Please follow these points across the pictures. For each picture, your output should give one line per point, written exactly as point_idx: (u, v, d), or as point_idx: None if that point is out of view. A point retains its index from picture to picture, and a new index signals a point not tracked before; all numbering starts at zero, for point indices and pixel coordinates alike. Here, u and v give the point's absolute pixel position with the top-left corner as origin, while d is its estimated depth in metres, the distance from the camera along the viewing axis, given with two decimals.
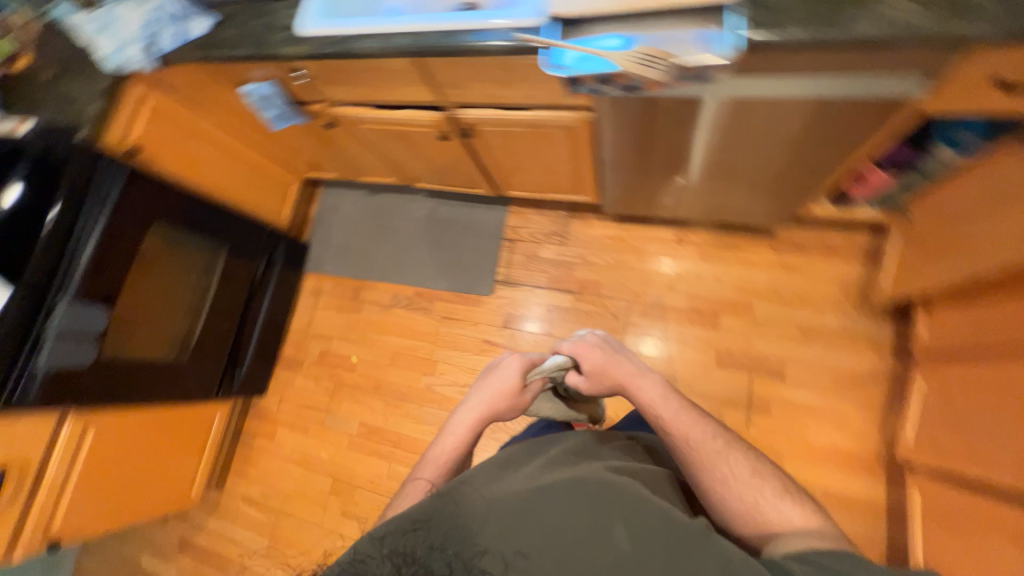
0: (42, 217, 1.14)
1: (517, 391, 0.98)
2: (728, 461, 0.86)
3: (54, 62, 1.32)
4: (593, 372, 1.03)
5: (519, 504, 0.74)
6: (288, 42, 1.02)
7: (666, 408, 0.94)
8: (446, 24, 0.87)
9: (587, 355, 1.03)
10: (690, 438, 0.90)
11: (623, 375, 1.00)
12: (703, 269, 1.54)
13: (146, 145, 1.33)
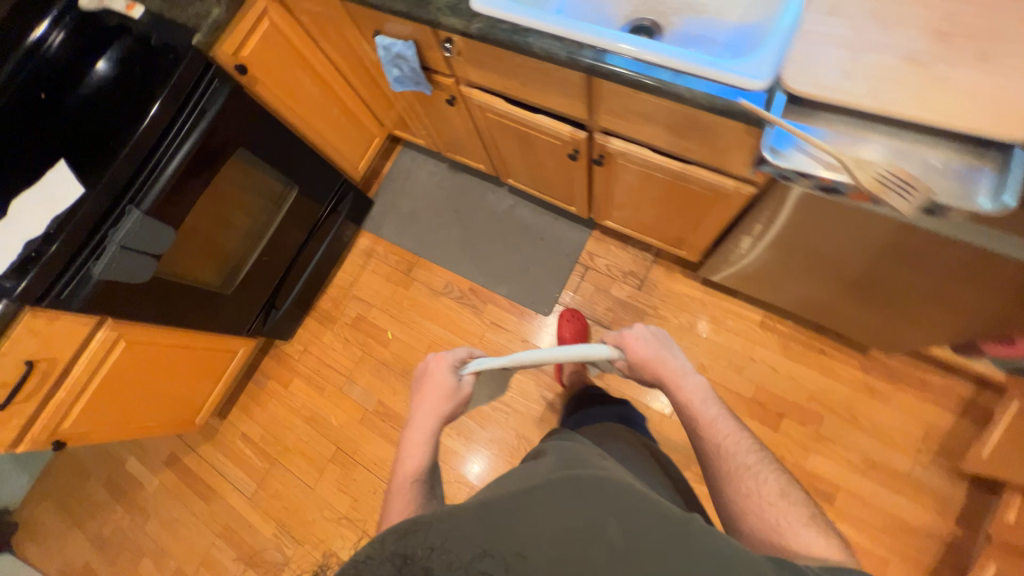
0: (135, 117, 1.04)
1: (453, 390, 0.92)
2: (756, 476, 0.76)
3: None
4: (635, 366, 0.93)
5: (503, 503, 0.58)
6: (453, 12, 0.90)
7: (701, 410, 0.85)
8: (650, 54, 0.76)
9: (636, 345, 0.93)
10: (719, 447, 0.80)
11: (666, 373, 0.90)
12: (779, 363, 1.43)
13: (254, 65, 1.22)
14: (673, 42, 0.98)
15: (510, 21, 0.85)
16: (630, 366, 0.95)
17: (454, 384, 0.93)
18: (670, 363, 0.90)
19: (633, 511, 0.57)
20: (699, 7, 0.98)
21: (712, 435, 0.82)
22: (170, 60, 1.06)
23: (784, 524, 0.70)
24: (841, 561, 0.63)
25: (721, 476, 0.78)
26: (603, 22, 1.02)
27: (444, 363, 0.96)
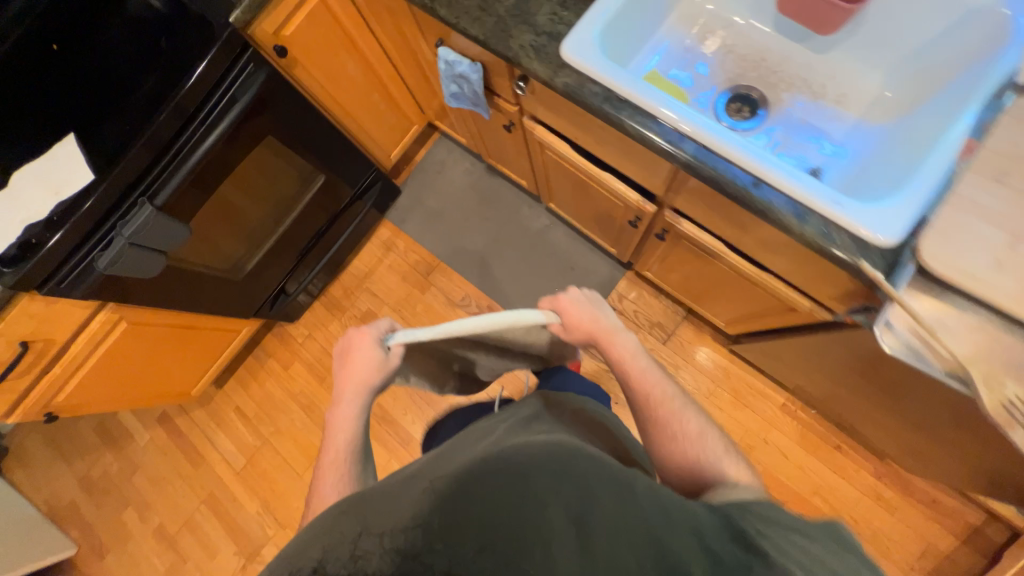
0: (156, 101, 0.92)
1: (380, 365, 0.76)
2: (689, 423, 0.74)
3: None
4: (565, 330, 0.79)
5: (467, 481, 0.52)
6: (538, 56, 0.76)
7: (635, 366, 0.77)
8: (767, 169, 0.65)
9: (570, 307, 0.77)
10: (654, 400, 0.76)
11: (598, 331, 0.78)
12: (793, 451, 1.39)
13: (295, 47, 1.08)
14: (779, 126, 0.85)
15: (604, 83, 0.72)
16: (561, 327, 0.79)
17: (382, 360, 0.77)
18: (603, 321, 0.78)
19: (601, 479, 0.53)
20: (818, 88, 0.85)
21: (647, 392, 0.77)
22: (201, 37, 0.92)
23: (707, 462, 0.70)
24: (770, 499, 0.64)
25: (648, 424, 0.76)
26: (704, 84, 0.90)
27: (366, 336, 0.78)
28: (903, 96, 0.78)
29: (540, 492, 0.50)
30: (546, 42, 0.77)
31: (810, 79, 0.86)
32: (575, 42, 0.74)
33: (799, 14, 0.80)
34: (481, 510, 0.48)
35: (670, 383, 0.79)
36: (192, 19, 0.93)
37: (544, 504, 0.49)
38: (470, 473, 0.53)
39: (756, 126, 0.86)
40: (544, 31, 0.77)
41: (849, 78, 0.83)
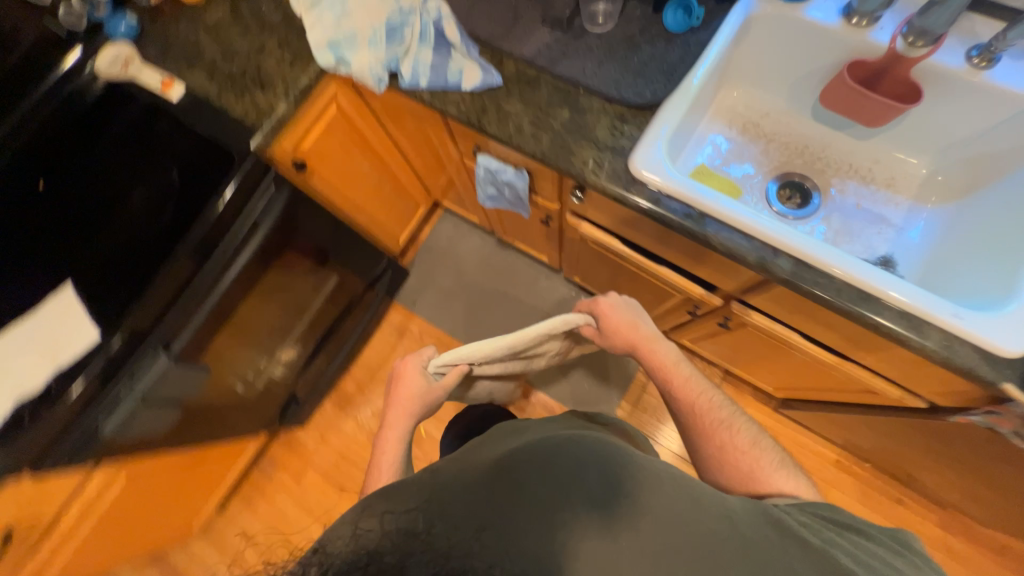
0: (170, 241, 0.82)
1: (425, 394, 0.74)
2: (730, 428, 0.76)
3: (230, 3, 0.96)
4: (606, 333, 0.85)
5: (479, 474, 0.55)
6: (605, 173, 0.73)
7: (677, 374, 0.80)
8: (875, 282, 0.62)
9: (610, 313, 0.83)
10: (694, 405, 0.79)
11: (638, 337, 0.83)
12: (856, 510, 1.35)
13: (312, 159, 1.01)
14: (837, 213, 0.85)
15: (683, 199, 0.69)
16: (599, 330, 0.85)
17: (429, 391, 0.75)
18: (642, 327, 0.83)
19: (617, 470, 0.55)
20: (866, 173, 0.86)
21: (689, 397, 0.80)
22: (219, 168, 0.84)
23: (760, 468, 0.72)
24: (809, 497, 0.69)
25: (697, 434, 0.78)
26: (752, 174, 0.90)
27: (415, 369, 0.76)
28: (958, 181, 0.79)
29: (552, 487, 0.53)
30: (611, 157, 0.74)
31: (857, 165, 0.87)
32: (645, 158, 0.71)
33: (848, 109, 0.81)
34: (488, 499, 0.52)
35: (713, 390, 0.81)
36: (212, 152, 0.85)
37: (554, 496, 0.52)
38: (483, 464, 0.57)
39: (814, 213, 0.86)
40: (606, 145, 0.74)
41: (895, 162, 0.85)
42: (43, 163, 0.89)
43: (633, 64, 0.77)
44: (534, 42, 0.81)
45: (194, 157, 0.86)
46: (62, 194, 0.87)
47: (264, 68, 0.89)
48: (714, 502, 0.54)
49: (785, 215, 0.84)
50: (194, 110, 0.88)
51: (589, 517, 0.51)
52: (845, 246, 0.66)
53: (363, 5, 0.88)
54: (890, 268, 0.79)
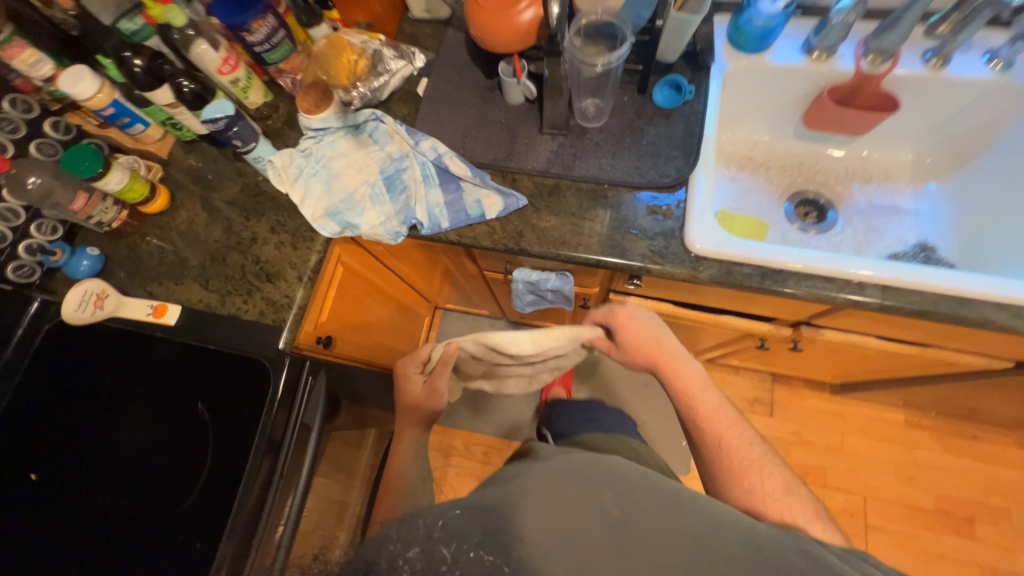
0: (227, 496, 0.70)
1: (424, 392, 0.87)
2: (762, 471, 0.70)
3: (197, 200, 0.88)
4: (626, 347, 0.80)
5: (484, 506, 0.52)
6: (668, 260, 0.72)
7: (703, 403, 0.76)
8: (959, 286, 0.65)
9: (627, 329, 0.80)
10: (723, 442, 0.73)
11: (662, 354, 0.79)
12: (945, 462, 1.38)
13: (331, 327, 0.93)
14: (856, 215, 0.90)
15: (755, 263, 0.70)
16: (616, 345, 0.81)
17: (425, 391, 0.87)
18: (666, 343, 0.79)
19: (643, 500, 0.51)
20: (863, 173, 0.93)
21: (711, 427, 0.74)
22: (254, 391, 0.75)
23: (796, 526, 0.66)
24: None
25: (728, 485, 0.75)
26: (769, 204, 0.93)
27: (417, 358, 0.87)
28: (945, 159, 0.87)
29: (574, 501, 0.50)
30: (665, 241, 0.73)
31: (853, 167, 0.93)
32: (701, 235, 0.71)
33: (831, 126, 0.87)
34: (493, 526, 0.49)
35: (740, 421, 0.76)
36: (234, 373, 0.76)
37: (567, 516, 0.48)
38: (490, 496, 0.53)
39: (838, 224, 0.90)
40: (655, 232, 0.74)
41: (881, 157, 0.92)
42: (29, 452, 0.74)
43: (645, 147, 0.78)
44: (542, 153, 0.81)
45: (218, 387, 0.76)
46: (70, 478, 0.73)
47: (264, 257, 0.82)
48: (736, 531, 0.49)
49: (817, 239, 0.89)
50: (204, 328, 0.78)
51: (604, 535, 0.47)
52: (912, 259, 0.69)
53: (351, 165, 0.85)
54: (931, 252, 0.84)
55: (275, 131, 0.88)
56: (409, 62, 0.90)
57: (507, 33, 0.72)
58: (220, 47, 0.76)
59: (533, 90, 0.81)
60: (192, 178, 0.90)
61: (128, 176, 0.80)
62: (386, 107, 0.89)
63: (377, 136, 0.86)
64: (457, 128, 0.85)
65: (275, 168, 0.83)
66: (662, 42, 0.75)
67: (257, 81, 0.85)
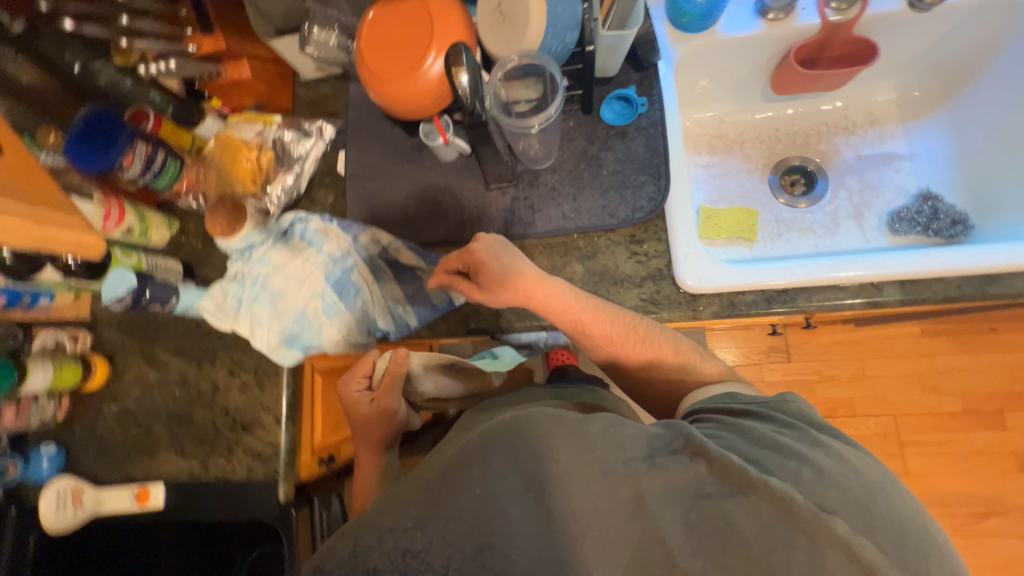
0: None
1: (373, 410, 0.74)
2: (651, 342, 0.64)
3: (134, 352, 0.79)
4: (491, 289, 0.63)
5: (413, 494, 0.48)
6: (662, 306, 0.65)
7: (586, 313, 0.62)
8: (977, 262, 0.59)
9: (488, 263, 0.62)
10: (612, 339, 0.64)
11: (528, 286, 0.62)
12: (968, 361, 1.36)
13: (330, 442, 0.87)
14: (847, 175, 0.82)
15: (760, 288, 0.63)
16: (479, 288, 0.63)
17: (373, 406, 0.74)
18: (528, 271, 0.62)
19: (557, 444, 0.48)
20: (845, 123, 0.83)
21: (600, 331, 0.63)
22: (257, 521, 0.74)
23: None
24: None
25: None
26: (751, 182, 0.84)
27: (361, 372, 0.72)
28: (935, 90, 0.78)
29: (492, 467, 0.48)
30: (655, 285, 0.66)
31: (833, 119, 0.84)
32: (692, 271, 0.64)
33: (800, 90, 0.77)
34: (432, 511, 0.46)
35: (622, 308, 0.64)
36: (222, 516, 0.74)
37: (493, 486, 0.47)
38: (418, 480, 0.49)
39: (830, 191, 0.82)
40: (641, 277, 0.66)
41: (864, 99, 0.83)
42: None
43: (608, 178, 0.69)
44: (495, 213, 0.71)
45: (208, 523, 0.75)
46: None
47: (232, 405, 0.75)
48: (645, 441, 0.48)
49: (807, 212, 0.81)
50: (199, 499, 0.73)
51: (522, 493, 0.46)
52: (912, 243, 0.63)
53: (285, 279, 0.72)
54: (938, 201, 0.76)
55: (198, 257, 0.78)
56: (318, 138, 0.77)
57: (415, 99, 0.61)
58: (98, 201, 0.65)
59: (466, 146, 0.70)
60: (127, 332, 0.79)
61: (52, 367, 0.71)
62: (310, 197, 0.78)
63: (303, 232, 0.75)
64: (395, 205, 0.74)
65: (210, 309, 0.73)
66: (599, 61, 0.64)
67: (156, 216, 0.74)
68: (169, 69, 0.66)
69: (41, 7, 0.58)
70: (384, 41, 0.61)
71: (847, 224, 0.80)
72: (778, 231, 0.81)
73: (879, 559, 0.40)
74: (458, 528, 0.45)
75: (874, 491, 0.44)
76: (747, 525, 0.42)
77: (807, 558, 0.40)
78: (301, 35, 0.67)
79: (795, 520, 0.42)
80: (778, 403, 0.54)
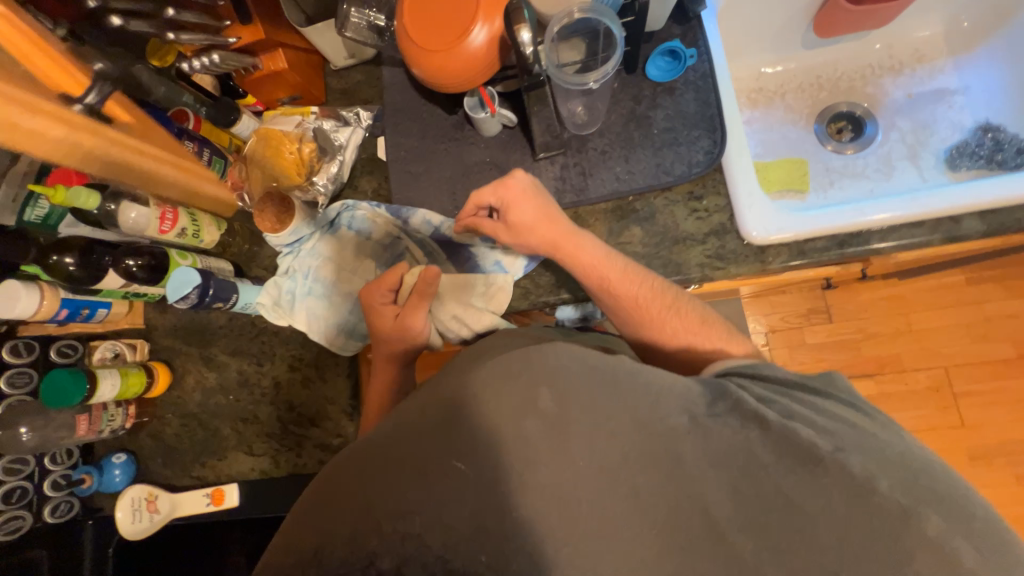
0: None
1: (398, 320, 0.61)
2: (673, 306, 0.61)
3: (187, 358, 0.79)
4: (518, 232, 0.62)
5: (417, 450, 0.39)
6: (729, 261, 0.64)
7: (614, 269, 0.60)
8: None
9: (511, 213, 0.62)
10: (639, 299, 0.60)
11: (559, 235, 0.61)
12: (1017, 306, 1.32)
13: None
14: (898, 116, 0.80)
15: (832, 232, 0.61)
16: (506, 228, 0.63)
17: (402, 320, 0.61)
18: (560, 221, 0.62)
19: (581, 391, 0.39)
20: (890, 63, 0.81)
21: (625, 293, 0.60)
22: None
23: None
24: None
25: None
26: (797, 133, 0.82)
27: (388, 282, 0.62)
28: (984, 19, 0.75)
29: (504, 416, 0.38)
30: (719, 241, 0.64)
31: (877, 60, 0.81)
32: (760, 222, 0.62)
33: (846, 29, 0.75)
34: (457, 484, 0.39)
35: (649, 272, 0.62)
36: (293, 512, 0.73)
37: (514, 443, 0.38)
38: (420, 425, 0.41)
39: (881, 134, 0.80)
40: (704, 233, 0.65)
41: (907, 37, 0.80)
42: None
43: (659, 136, 0.67)
44: (545, 183, 0.69)
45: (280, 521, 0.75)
46: None
47: (296, 399, 0.75)
48: (683, 395, 0.42)
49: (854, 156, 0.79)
50: (272, 496, 0.73)
51: (546, 452, 0.38)
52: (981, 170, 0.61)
53: (327, 270, 0.73)
54: (999, 131, 0.74)
55: (246, 257, 0.78)
56: (356, 125, 0.77)
57: (464, 68, 0.60)
58: (152, 204, 0.64)
59: (512, 116, 0.69)
60: (182, 337, 0.79)
61: (118, 375, 0.71)
62: (353, 185, 0.77)
63: (335, 225, 0.75)
64: (442, 185, 0.73)
65: (267, 305, 0.73)
66: (649, 13, 0.63)
67: (206, 216, 0.73)
68: (213, 63, 0.66)
69: (87, 5, 0.54)
70: (429, 13, 0.59)
71: (903, 165, 0.77)
72: (830, 179, 0.78)
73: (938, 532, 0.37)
74: (475, 504, 0.37)
75: (924, 466, 0.41)
76: (797, 493, 0.39)
77: (858, 527, 0.38)
78: (338, 18, 0.67)
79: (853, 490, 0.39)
80: (822, 379, 0.49)
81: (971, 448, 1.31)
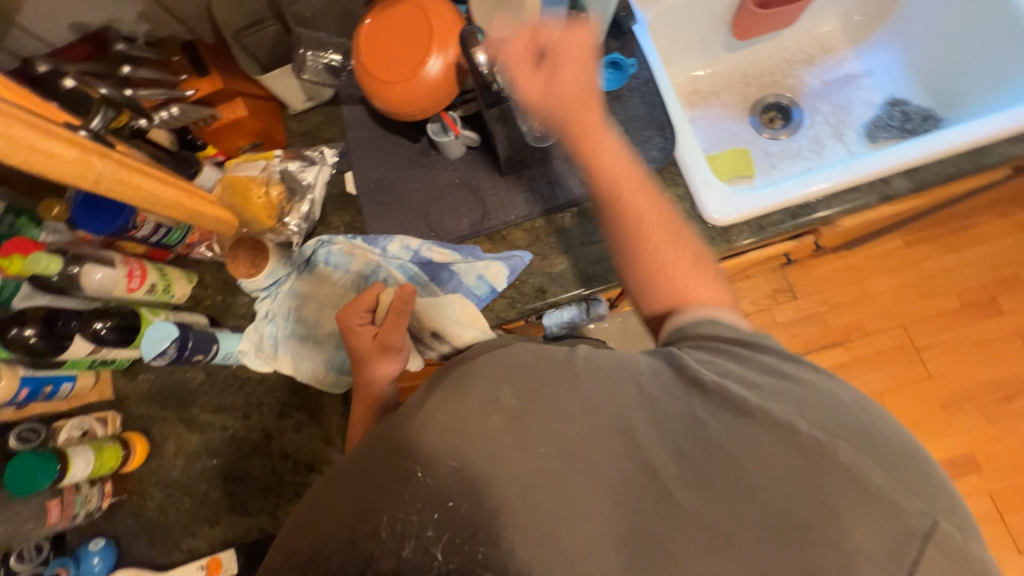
0: None
1: (377, 344, 0.56)
2: (677, 240, 0.49)
3: (164, 422, 0.74)
4: (550, 95, 0.52)
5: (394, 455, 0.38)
6: None
7: (626, 169, 0.51)
8: (946, 144, 0.65)
9: (560, 75, 0.52)
10: (643, 212, 0.50)
11: (580, 113, 0.52)
12: (952, 261, 1.45)
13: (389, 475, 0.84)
14: (818, 101, 0.89)
15: (783, 206, 0.67)
16: (547, 81, 0.52)
17: (379, 346, 0.56)
18: (597, 101, 0.52)
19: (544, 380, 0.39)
20: (803, 56, 0.91)
21: (632, 203, 0.50)
22: None
23: None
24: None
25: None
26: (735, 125, 0.89)
27: (365, 303, 0.57)
28: (872, 13, 0.86)
29: (470, 415, 0.38)
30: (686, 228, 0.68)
31: (791, 56, 0.91)
32: (719, 204, 0.67)
33: (760, 30, 0.84)
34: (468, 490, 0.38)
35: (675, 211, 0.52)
36: None
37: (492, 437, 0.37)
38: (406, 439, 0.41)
39: (807, 118, 0.88)
40: None
41: (812, 34, 0.91)
42: None
43: None
44: (515, 196, 0.73)
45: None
46: None
47: (291, 446, 0.72)
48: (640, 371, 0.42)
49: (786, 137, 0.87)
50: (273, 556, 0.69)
51: (512, 442, 0.37)
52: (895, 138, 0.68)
53: (307, 307, 0.72)
54: (905, 105, 0.84)
55: (220, 308, 0.75)
56: (322, 164, 0.77)
57: (425, 93, 0.63)
58: (119, 264, 0.63)
59: (475, 137, 0.72)
60: (158, 402, 0.74)
61: (92, 450, 0.66)
62: (326, 223, 0.77)
63: (312, 260, 0.73)
64: (416, 210, 0.74)
65: (250, 352, 0.72)
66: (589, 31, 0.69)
67: (175, 273, 0.72)
68: (172, 116, 0.65)
69: (39, 70, 0.57)
70: (385, 47, 0.63)
71: (831, 143, 0.86)
72: (772, 162, 0.85)
73: (886, 483, 0.35)
74: (468, 501, 0.36)
75: (852, 409, 0.39)
76: (741, 450, 0.36)
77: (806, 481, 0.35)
78: (297, 61, 0.69)
79: (791, 442, 0.36)
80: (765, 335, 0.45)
81: (941, 397, 1.40)
